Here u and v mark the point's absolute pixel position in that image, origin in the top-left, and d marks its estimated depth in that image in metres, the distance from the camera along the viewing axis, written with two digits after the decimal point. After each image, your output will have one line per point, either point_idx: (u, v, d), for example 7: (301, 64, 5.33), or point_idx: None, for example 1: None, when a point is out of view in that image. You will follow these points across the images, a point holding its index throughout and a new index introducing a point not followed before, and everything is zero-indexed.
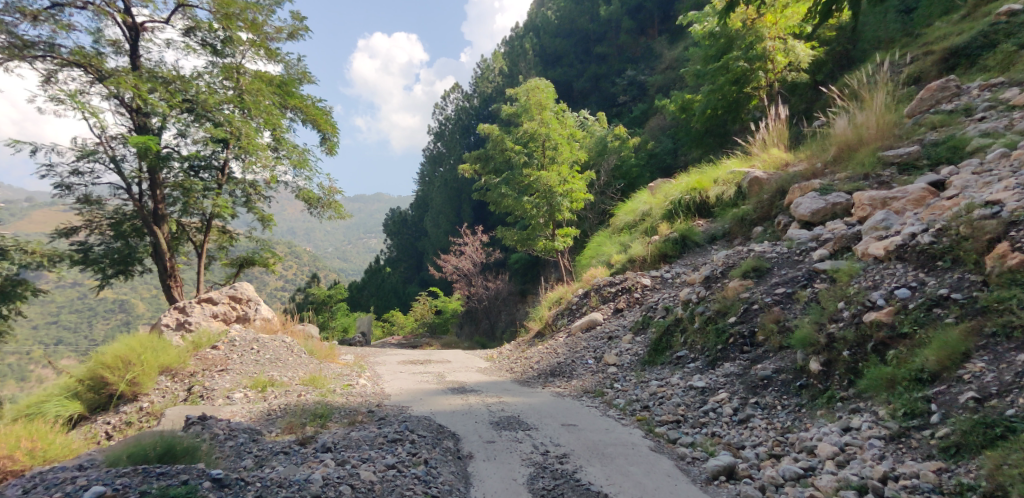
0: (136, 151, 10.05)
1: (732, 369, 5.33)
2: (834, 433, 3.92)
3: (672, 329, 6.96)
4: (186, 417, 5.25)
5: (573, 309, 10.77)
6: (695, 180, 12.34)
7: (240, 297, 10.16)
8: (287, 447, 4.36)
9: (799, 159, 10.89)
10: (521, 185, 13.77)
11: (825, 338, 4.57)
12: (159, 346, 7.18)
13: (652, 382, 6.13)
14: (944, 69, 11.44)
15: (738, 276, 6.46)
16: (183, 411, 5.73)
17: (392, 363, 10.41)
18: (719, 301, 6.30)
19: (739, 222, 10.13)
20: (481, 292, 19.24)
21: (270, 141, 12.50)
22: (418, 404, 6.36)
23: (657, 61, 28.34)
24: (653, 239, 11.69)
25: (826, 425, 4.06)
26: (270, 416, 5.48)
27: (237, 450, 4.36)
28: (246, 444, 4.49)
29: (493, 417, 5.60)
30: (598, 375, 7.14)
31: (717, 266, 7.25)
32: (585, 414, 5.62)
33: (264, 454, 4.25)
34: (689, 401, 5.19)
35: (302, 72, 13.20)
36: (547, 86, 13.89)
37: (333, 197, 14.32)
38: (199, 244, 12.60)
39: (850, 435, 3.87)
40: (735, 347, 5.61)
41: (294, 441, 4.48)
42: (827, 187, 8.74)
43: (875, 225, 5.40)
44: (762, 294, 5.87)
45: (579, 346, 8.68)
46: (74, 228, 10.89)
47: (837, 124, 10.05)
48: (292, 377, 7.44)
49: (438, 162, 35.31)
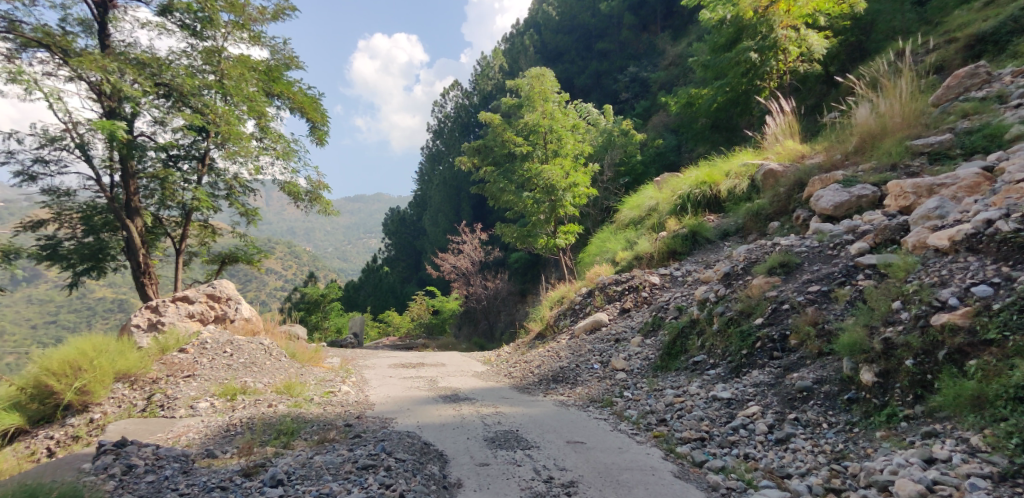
0: (106, 138, 9.39)
1: (763, 378, 4.66)
2: (914, 467, 3.21)
3: (687, 331, 6.31)
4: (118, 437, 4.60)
5: (576, 309, 10.10)
6: (704, 173, 11.67)
7: (219, 296, 9.48)
8: (226, 481, 3.66)
9: (816, 151, 10.21)
10: (522, 179, 13.13)
11: (881, 344, 3.90)
12: (116, 349, 6.57)
13: (667, 391, 5.47)
14: (969, 56, 10.79)
15: (762, 272, 5.79)
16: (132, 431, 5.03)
17: (382, 366, 9.74)
18: (742, 301, 5.64)
19: (754, 217, 9.50)
20: (480, 292, 18.58)
21: (255, 130, 11.93)
22: (404, 416, 5.70)
23: (660, 57, 27.78)
24: (661, 235, 11.03)
25: (897, 455, 3.38)
26: (228, 432, 4.82)
27: (157, 486, 3.62)
28: (172, 478, 3.74)
29: (488, 432, 4.92)
30: (606, 382, 6.49)
31: (737, 262, 6.59)
32: (593, 428, 4.94)
33: (193, 492, 3.54)
34: (714, 414, 4.53)
35: (290, 57, 12.70)
36: (548, 74, 13.24)
37: (321, 191, 13.66)
38: (179, 239, 11.94)
39: (937, 469, 3.18)
40: (764, 352, 4.95)
41: (238, 472, 3.78)
42: (851, 179, 8.10)
43: (927, 214, 4.75)
44: (793, 292, 5.19)
45: (582, 349, 8.00)
46: (41, 221, 10.25)
47: (859, 113, 9.37)
48: (267, 384, 7.00)
49: (437, 160, 34.68)
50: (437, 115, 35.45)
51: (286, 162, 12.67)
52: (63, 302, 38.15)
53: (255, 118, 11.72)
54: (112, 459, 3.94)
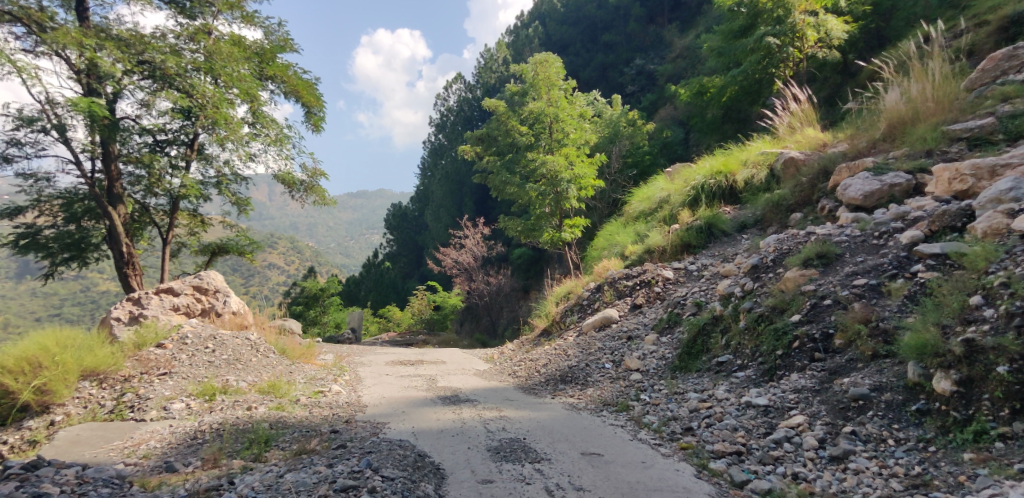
0: (86, 120, 8.99)
1: (805, 382, 4.08)
2: None
3: (709, 329, 5.77)
4: (65, 446, 4.22)
5: (583, 305, 9.53)
6: (719, 163, 11.10)
7: (206, 287, 8.95)
8: None
9: (839, 138, 9.58)
10: (526, 170, 12.55)
11: (963, 347, 3.33)
12: (82, 345, 6.38)
13: (690, 395, 4.92)
14: (1003, 39, 9.56)
15: (797, 264, 5.22)
16: (65, 449, 4.22)
17: (379, 363, 9.21)
18: (774, 296, 5.11)
19: (775, 208, 8.91)
20: (482, 288, 18.02)
21: (247, 115, 11.53)
22: (397, 421, 5.13)
23: (666, 50, 27.09)
24: (673, 228, 10.43)
25: (1000, 486, 2.80)
26: (194, 441, 4.26)
27: None
28: None
29: (491, 441, 4.38)
30: (619, 383, 5.94)
31: (766, 253, 6.01)
32: (609, 437, 4.39)
33: None
34: (750, 424, 3.98)
35: (285, 39, 12.23)
36: (555, 60, 12.62)
37: (317, 181, 13.09)
38: (166, 229, 11.50)
39: None
40: (804, 353, 4.39)
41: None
42: (881, 166, 7.51)
43: (998, 196, 4.21)
44: (836, 286, 4.62)
45: (591, 347, 7.43)
46: (20, 209, 9.98)
47: (888, 97, 8.51)
48: (249, 382, 6.68)
49: (438, 155, 34.07)
50: (438, 109, 34.82)
51: (279, 149, 12.13)
52: (62, 296, 37.97)
53: (248, 102, 11.35)
54: (14, 487, 3.27)
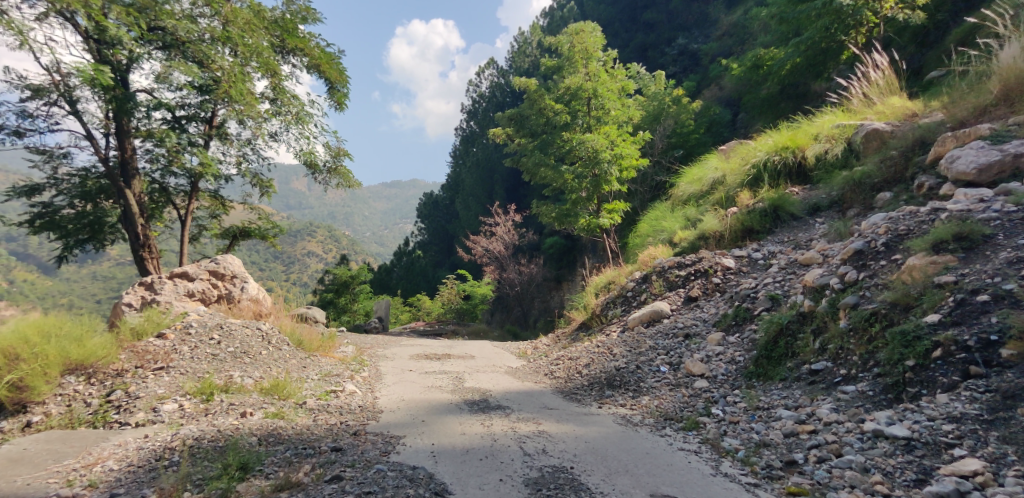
0: (95, 91, 8.39)
1: (966, 409, 3.17)
2: None
3: (795, 328, 4.66)
4: (13, 463, 3.58)
5: (628, 297, 8.41)
6: (784, 137, 9.77)
7: (222, 273, 8.17)
8: None
9: (932, 107, 8.14)
10: (562, 150, 11.44)
11: None
12: (70, 333, 5.66)
13: (780, 413, 3.87)
14: None
15: (923, 249, 4.17)
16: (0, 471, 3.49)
17: (404, 358, 8.32)
18: (893, 290, 4.03)
19: (856, 185, 7.62)
20: (514, 278, 16.97)
21: (266, 90, 10.82)
22: (418, 434, 4.21)
23: (713, 28, 25.36)
24: (730, 211, 9.22)
25: None
26: (157, 463, 3.48)
27: None
28: None
29: (530, 470, 3.44)
30: (682, 392, 4.88)
31: (872, 235, 4.83)
32: (684, 472, 3.42)
33: None
34: (888, 465, 3.10)
35: (306, 8, 11.39)
36: (594, 28, 11.42)
37: (341, 161, 12.27)
38: (185, 209, 10.88)
39: None
40: (952, 366, 3.40)
41: None
42: (1000, 133, 6.17)
43: None
44: (993, 280, 3.62)
45: (641, 345, 6.34)
46: (36, 185, 9.48)
47: (1004, 52, 7.08)
48: (256, 379, 5.86)
49: (471, 142, 33.15)
50: (471, 94, 33.67)
51: (301, 128, 11.35)
52: (119, 278, 38.74)
53: (267, 75, 10.67)
54: None
